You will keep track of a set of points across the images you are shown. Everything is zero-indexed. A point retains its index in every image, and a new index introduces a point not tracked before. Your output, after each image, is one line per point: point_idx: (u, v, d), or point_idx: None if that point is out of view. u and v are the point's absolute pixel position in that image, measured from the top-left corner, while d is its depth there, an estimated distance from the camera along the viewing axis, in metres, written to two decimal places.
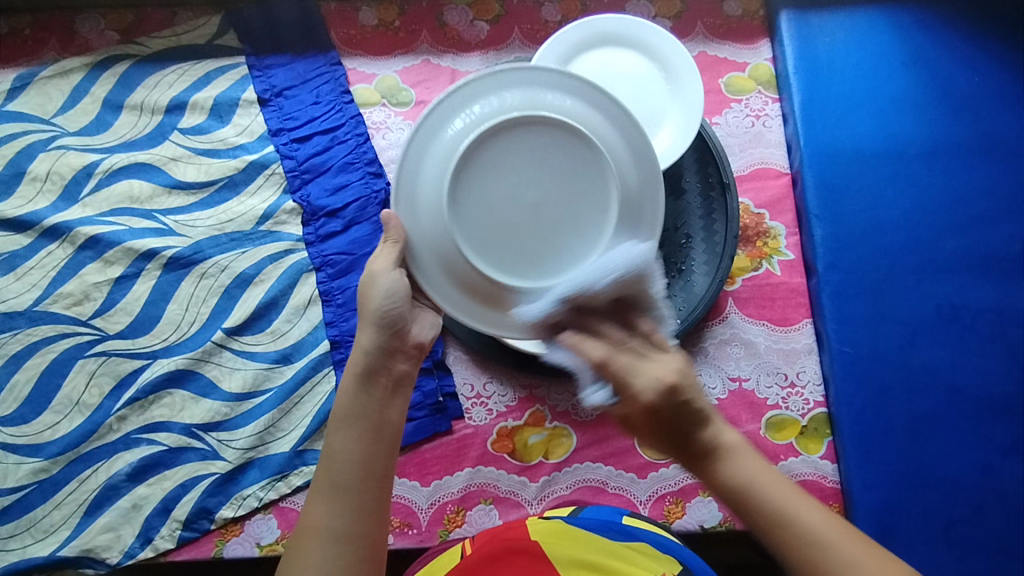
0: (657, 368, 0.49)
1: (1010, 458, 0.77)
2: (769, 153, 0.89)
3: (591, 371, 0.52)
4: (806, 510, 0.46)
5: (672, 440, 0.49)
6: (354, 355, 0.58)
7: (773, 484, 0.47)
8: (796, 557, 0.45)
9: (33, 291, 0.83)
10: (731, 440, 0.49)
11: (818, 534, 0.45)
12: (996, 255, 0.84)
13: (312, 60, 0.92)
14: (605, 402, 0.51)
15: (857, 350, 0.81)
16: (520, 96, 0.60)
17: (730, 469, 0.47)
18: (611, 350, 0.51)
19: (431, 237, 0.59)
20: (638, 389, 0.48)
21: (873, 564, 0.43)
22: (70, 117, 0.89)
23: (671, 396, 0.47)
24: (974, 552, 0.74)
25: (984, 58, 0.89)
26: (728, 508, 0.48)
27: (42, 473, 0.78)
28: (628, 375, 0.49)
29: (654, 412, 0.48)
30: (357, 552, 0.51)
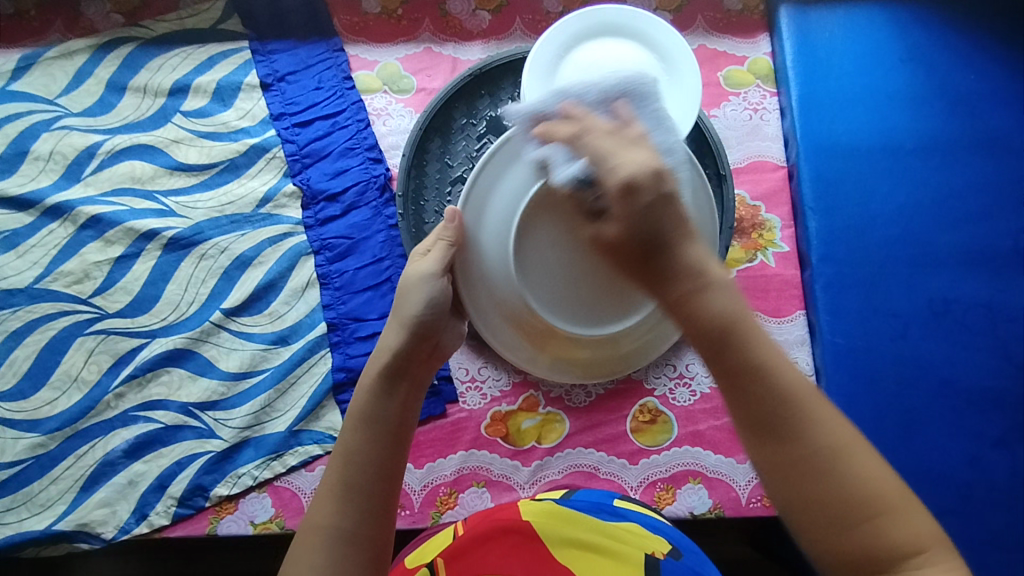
0: (638, 158, 0.50)
1: (998, 450, 0.78)
2: (767, 146, 0.90)
3: (565, 151, 0.54)
4: (787, 365, 0.46)
5: (659, 259, 0.48)
6: (381, 353, 0.58)
7: (759, 335, 0.46)
8: (764, 406, 0.45)
9: (34, 269, 0.84)
10: (719, 272, 0.48)
11: (790, 384, 0.45)
12: (988, 250, 0.84)
13: (315, 45, 0.93)
14: (578, 178, 0.52)
15: (849, 342, 0.81)
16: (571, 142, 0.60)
17: (718, 299, 0.47)
18: (603, 139, 0.52)
19: (493, 276, 0.62)
20: (616, 166, 0.50)
21: (832, 423, 0.45)
22: (73, 98, 0.90)
23: (654, 185, 0.48)
24: (959, 543, 0.75)
25: (980, 56, 0.90)
26: (708, 344, 0.47)
27: (39, 448, 0.79)
28: (605, 155, 0.51)
29: (633, 194, 0.48)
30: (364, 551, 0.51)
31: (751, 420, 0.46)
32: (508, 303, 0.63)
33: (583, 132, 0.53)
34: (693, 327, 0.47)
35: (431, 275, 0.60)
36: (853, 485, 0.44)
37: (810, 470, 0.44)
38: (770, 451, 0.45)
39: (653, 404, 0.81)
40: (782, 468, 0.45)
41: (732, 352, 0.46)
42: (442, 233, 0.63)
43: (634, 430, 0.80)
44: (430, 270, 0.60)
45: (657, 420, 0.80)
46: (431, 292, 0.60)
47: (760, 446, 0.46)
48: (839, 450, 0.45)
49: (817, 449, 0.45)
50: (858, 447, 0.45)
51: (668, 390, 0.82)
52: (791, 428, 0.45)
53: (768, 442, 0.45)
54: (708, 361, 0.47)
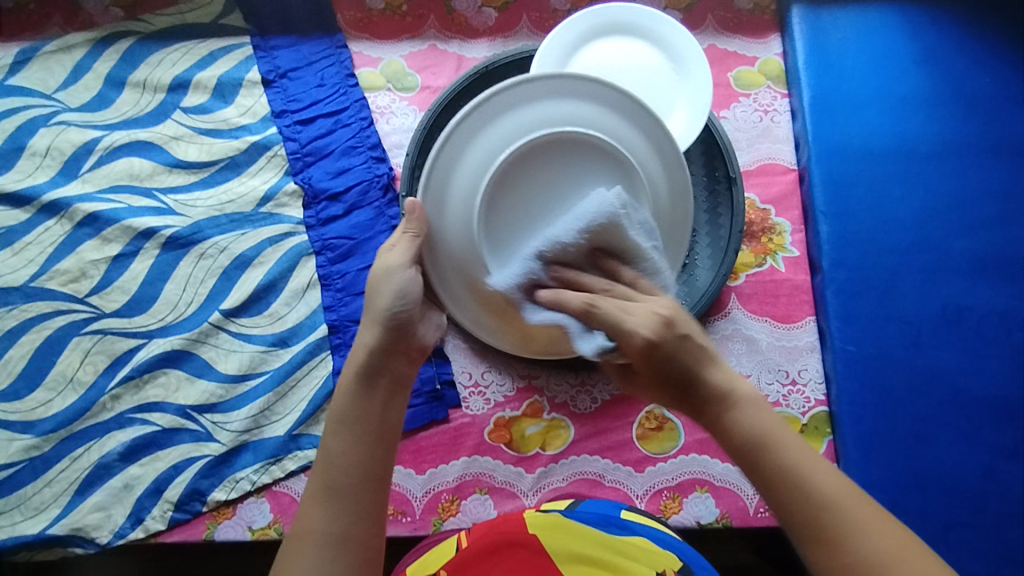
0: (653, 303, 0.49)
1: (1012, 461, 0.77)
2: (778, 148, 0.88)
3: (579, 323, 0.53)
4: (826, 475, 0.45)
5: (691, 387, 0.47)
6: (355, 353, 0.55)
7: (791, 447, 0.45)
8: (805, 521, 0.44)
9: (30, 267, 0.83)
10: (745, 390, 0.48)
11: (828, 495, 0.44)
12: (1003, 257, 0.83)
13: (318, 42, 0.91)
14: (605, 349, 0.51)
15: (860, 349, 0.80)
16: (536, 111, 0.60)
17: (747, 420, 0.46)
18: (613, 307, 0.50)
19: (458, 249, 0.61)
20: (632, 330, 0.47)
21: (880, 528, 0.43)
22: (71, 92, 0.88)
23: (668, 333, 0.47)
24: (973, 556, 0.73)
25: (995, 59, 0.88)
26: (742, 460, 0.47)
27: (33, 450, 0.78)
28: (619, 320, 0.49)
29: (653, 351, 0.46)
30: (353, 556, 0.49)
31: (799, 531, 0.45)
32: (474, 274, 0.61)
33: (596, 301, 0.51)
34: (728, 446, 0.47)
35: (400, 266, 0.57)
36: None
37: None
38: (816, 563, 0.44)
39: (660, 411, 0.79)
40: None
41: (767, 469, 0.45)
42: (408, 224, 0.59)
43: (640, 437, 0.79)
44: (399, 261, 0.57)
45: (663, 427, 0.79)
46: (404, 284, 0.56)
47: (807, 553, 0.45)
48: (895, 558, 0.42)
49: (866, 560, 0.42)
50: (912, 551, 0.43)
51: None
52: (834, 540, 0.43)
53: (816, 548, 0.44)
54: (750, 477, 0.47)
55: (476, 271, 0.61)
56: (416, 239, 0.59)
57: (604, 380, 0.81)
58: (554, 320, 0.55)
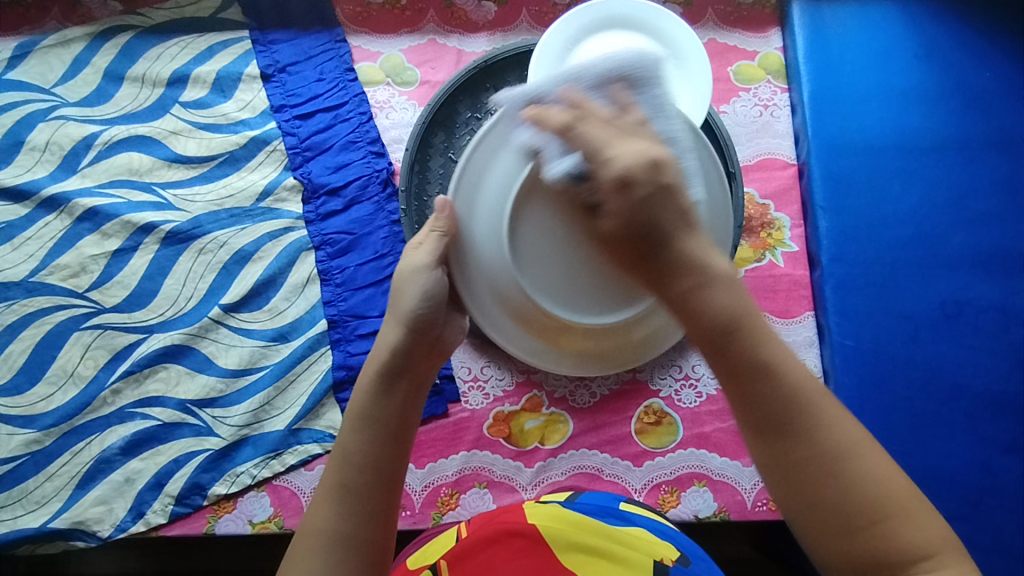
0: (638, 149, 0.48)
1: (1009, 456, 0.77)
2: (777, 143, 0.88)
3: (557, 144, 0.50)
4: (793, 362, 0.47)
5: (664, 254, 0.48)
6: (377, 351, 0.55)
7: (764, 335, 0.47)
8: (778, 403, 0.45)
9: (30, 262, 0.83)
10: (723, 265, 0.48)
11: (796, 384, 0.46)
12: (1002, 252, 0.83)
13: (317, 36, 0.91)
14: (572, 174, 0.49)
15: (858, 344, 0.80)
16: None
17: (722, 297, 0.46)
18: (601, 129, 0.49)
19: (493, 263, 0.55)
20: (610, 158, 0.48)
21: (838, 418, 0.46)
22: (70, 87, 0.88)
23: (655, 180, 0.47)
24: (968, 549, 0.74)
25: (996, 53, 0.88)
26: (709, 344, 0.47)
27: (35, 444, 0.78)
28: (601, 147, 0.48)
29: (627, 188, 0.47)
30: (363, 555, 0.50)
31: (760, 419, 0.46)
32: (506, 291, 0.56)
33: (576, 121, 0.49)
34: (699, 330, 0.47)
35: (427, 267, 0.55)
36: (861, 482, 0.44)
37: (812, 469, 0.45)
38: (774, 452, 0.46)
39: (659, 406, 0.80)
40: (791, 467, 0.45)
41: (738, 354, 0.46)
42: (435, 222, 0.56)
43: (639, 432, 0.79)
44: (426, 261, 0.55)
45: (662, 422, 0.79)
46: (428, 284, 0.55)
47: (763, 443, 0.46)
48: (852, 447, 0.45)
49: (821, 449, 0.45)
50: (866, 446, 0.46)
51: (674, 391, 0.80)
52: (795, 426, 0.45)
53: (771, 435, 0.46)
54: (715, 359, 0.47)
55: (508, 285, 0.55)
56: (442, 237, 0.56)
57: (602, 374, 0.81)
58: (527, 140, 0.52)
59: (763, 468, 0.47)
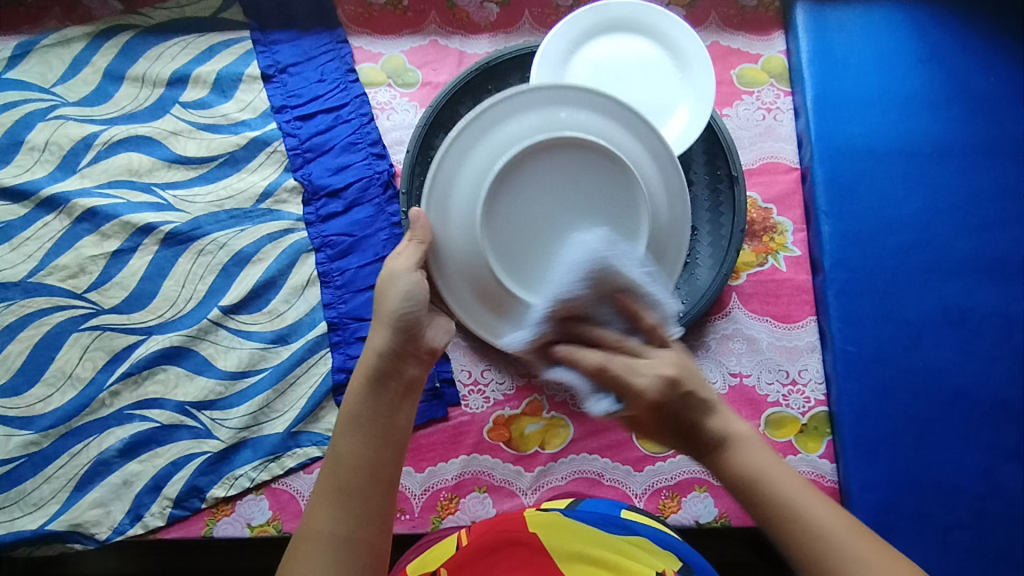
0: (656, 362, 0.52)
1: (1012, 463, 0.77)
2: (780, 147, 0.88)
3: (589, 385, 0.56)
4: (819, 508, 0.47)
5: (684, 428, 0.51)
6: (366, 356, 0.56)
7: (786, 487, 0.48)
8: (797, 553, 0.46)
9: (28, 262, 0.82)
10: (741, 431, 0.51)
11: (823, 529, 0.46)
12: (1005, 258, 0.82)
13: (318, 36, 0.90)
14: (613, 411, 0.54)
15: (861, 350, 0.80)
16: (539, 118, 0.65)
17: (741, 458, 0.50)
18: (623, 360, 0.53)
19: (464, 254, 0.64)
20: (635, 384, 0.51)
21: (876, 559, 0.44)
22: (70, 86, 0.88)
23: (671, 393, 0.51)
24: (970, 557, 0.74)
25: (1001, 58, 0.87)
26: (737, 497, 0.50)
27: (32, 446, 0.77)
28: (624, 377, 0.52)
29: (659, 412, 0.51)
30: (360, 557, 0.49)
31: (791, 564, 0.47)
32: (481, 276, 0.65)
33: (608, 359, 0.53)
34: (727, 485, 0.50)
35: (405, 270, 0.59)
36: None
37: None
38: None
39: None
40: None
41: (761, 504, 0.48)
42: (414, 233, 0.62)
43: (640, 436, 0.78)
44: (405, 265, 0.59)
45: None
46: (411, 286, 0.57)
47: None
48: None
49: None
50: None
51: None
52: (823, 574, 0.45)
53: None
54: (742, 509, 0.50)
55: (484, 272, 0.65)
56: (422, 245, 0.62)
57: None
58: (567, 379, 0.58)
59: None
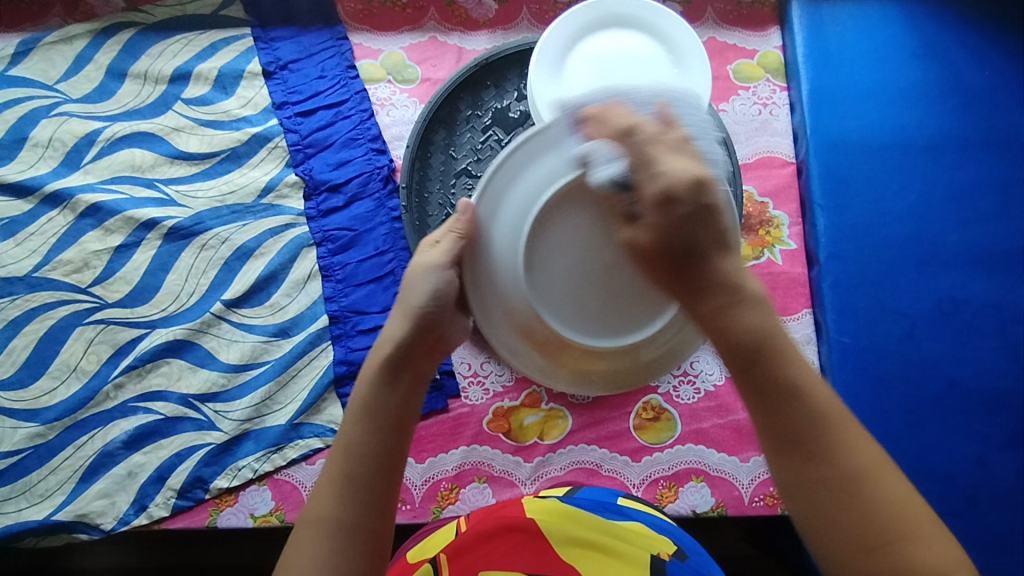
0: (683, 162, 0.46)
1: (1005, 452, 0.78)
2: (776, 141, 0.89)
3: (608, 149, 0.48)
4: (819, 384, 0.47)
5: (687, 268, 0.47)
6: (382, 343, 0.54)
7: (789, 352, 0.47)
8: (800, 425, 0.46)
9: (33, 257, 0.83)
10: (756, 288, 0.48)
11: (824, 407, 0.46)
12: (999, 250, 0.83)
13: (318, 33, 0.91)
14: (615, 180, 0.48)
15: (855, 341, 0.81)
16: (616, 131, 0.53)
17: (750, 316, 0.46)
18: (656, 144, 0.47)
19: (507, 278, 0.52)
20: (664, 171, 0.46)
21: (859, 443, 0.46)
22: (73, 83, 0.88)
23: (694, 193, 0.46)
24: (964, 545, 0.74)
25: (994, 52, 0.88)
26: (737, 362, 0.47)
27: (38, 438, 0.79)
28: (652, 159, 0.46)
29: (671, 203, 0.46)
30: (361, 545, 0.50)
31: (777, 437, 0.46)
32: (521, 312, 0.52)
33: (632, 134, 0.47)
34: (728, 346, 0.47)
35: (439, 266, 0.53)
36: (877, 505, 0.44)
37: (833, 494, 0.45)
38: (795, 471, 0.46)
39: (656, 402, 0.80)
40: (808, 487, 0.46)
41: (767, 369, 0.46)
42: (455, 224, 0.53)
43: (637, 427, 0.79)
44: (438, 261, 0.53)
45: (660, 417, 0.80)
46: (439, 282, 0.53)
47: (770, 447, 0.47)
48: (870, 470, 0.45)
49: (837, 472, 0.45)
50: (885, 471, 0.45)
51: (672, 388, 0.81)
52: (815, 446, 0.45)
53: (787, 449, 0.46)
54: (738, 375, 0.47)
55: (522, 300, 0.52)
56: (460, 239, 0.53)
57: None
58: (583, 151, 0.49)
59: (780, 485, 0.48)
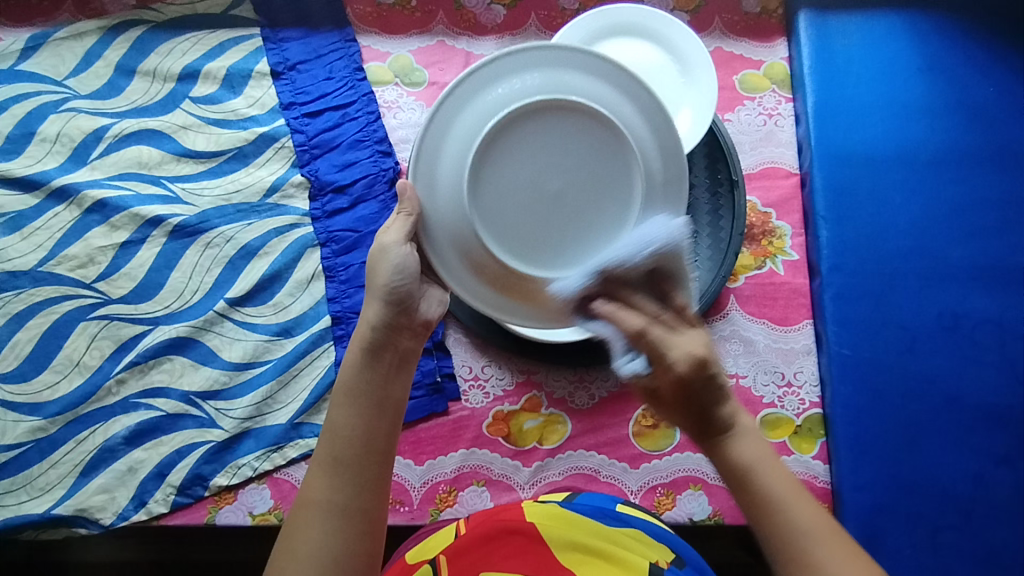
0: (689, 341, 0.49)
1: (1002, 467, 0.78)
2: (780, 152, 0.89)
3: (624, 344, 0.51)
4: (813, 512, 0.45)
5: (693, 410, 0.48)
6: (359, 327, 0.55)
7: (783, 481, 0.46)
8: (787, 552, 0.44)
9: (39, 252, 0.84)
10: (748, 423, 0.49)
11: (814, 536, 0.44)
12: (1000, 265, 0.84)
13: (327, 35, 0.92)
14: (639, 374, 0.50)
15: (855, 353, 0.81)
16: (543, 78, 0.56)
17: (740, 447, 0.47)
18: (662, 332, 0.50)
19: (453, 223, 0.56)
20: (674, 360, 0.48)
21: (857, 569, 0.43)
22: (82, 79, 0.89)
23: (701, 370, 0.48)
24: (959, 560, 0.75)
25: (1000, 68, 0.89)
26: (732, 486, 0.47)
27: (39, 432, 0.79)
28: (663, 348, 0.49)
29: (691, 379, 0.48)
30: (356, 526, 0.50)
31: (776, 555, 0.45)
32: (476, 254, 0.57)
33: (648, 328, 0.50)
34: (723, 475, 0.48)
35: (395, 244, 0.55)
36: None
37: None
38: None
39: None
40: None
41: (753, 498, 0.46)
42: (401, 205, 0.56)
43: (636, 434, 0.80)
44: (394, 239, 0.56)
45: (660, 425, 0.80)
46: (401, 259, 0.55)
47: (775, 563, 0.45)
48: None
49: None
50: None
51: None
52: (808, 569, 0.43)
53: (787, 569, 0.44)
54: (736, 500, 0.47)
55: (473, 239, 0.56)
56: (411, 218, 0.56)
57: (602, 376, 0.82)
58: (604, 333, 0.52)
59: None
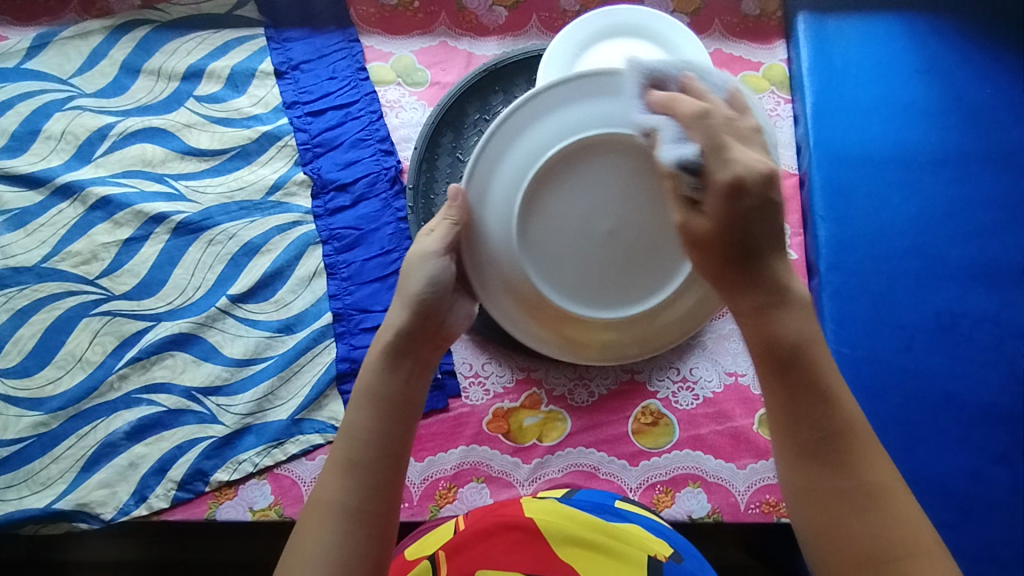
0: (755, 156, 0.48)
1: (1000, 465, 0.78)
2: (779, 153, 0.90)
3: (677, 130, 0.51)
4: (848, 396, 0.47)
5: (754, 266, 0.48)
6: (382, 331, 0.56)
7: (825, 360, 0.47)
8: (818, 429, 0.45)
9: (42, 248, 0.84)
10: (800, 295, 0.49)
11: (850, 421, 0.46)
12: (998, 265, 0.84)
13: (330, 35, 0.93)
14: (687, 160, 0.49)
15: (854, 352, 0.81)
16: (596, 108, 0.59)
17: (790, 321, 0.47)
18: (728, 134, 0.49)
19: (503, 253, 0.60)
20: (737, 160, 0.47)
21: (880, 461, 0.45)
22: (87, 78, 0.90)
23: (767, 177, 0.47)
24: (957, 557, 0.75)
25: (997, 70, 0.89)
26: (774, 362, 0.47)
27: (42, 426, 0.79)
28: (726, 145, 0.48)
29: (738, 195, 0.46)
30: (368, 529, 0.50)
31: (802, 437, 0.46)
32: (517, 283, 0.61)
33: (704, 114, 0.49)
34: (765, 345, 0.47)
35: (434, 253, 0.57)
36: (889, 522, 0.44)
37: (848, 504, 0.44)
38: (811, 474, 0.45)
39: (655, 407, 0.81)
40: (826, 495, 0.45)
41: (799, 373, 0.46)
42: (447, 211, 0.59)
43: (635, 432, 0.80)
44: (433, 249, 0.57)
45: (659, 422, 0.80)
46: (434, 270, 0.57)
47: (795, 448, 0.46)
48: (885, 488, 0.45)
49: (859, 482, 0.44)
50: (901, 490, 0.45)
51: (671, 393, 0.82)
52: (837, 452, 0.45)
53: (812, 452, 0.45)
54: (769, 375, 0.47)
55: (520, 275, 0.60)
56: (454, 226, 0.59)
57: (602, 374, 0.83)
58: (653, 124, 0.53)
59: (796, 488, 0.47)
